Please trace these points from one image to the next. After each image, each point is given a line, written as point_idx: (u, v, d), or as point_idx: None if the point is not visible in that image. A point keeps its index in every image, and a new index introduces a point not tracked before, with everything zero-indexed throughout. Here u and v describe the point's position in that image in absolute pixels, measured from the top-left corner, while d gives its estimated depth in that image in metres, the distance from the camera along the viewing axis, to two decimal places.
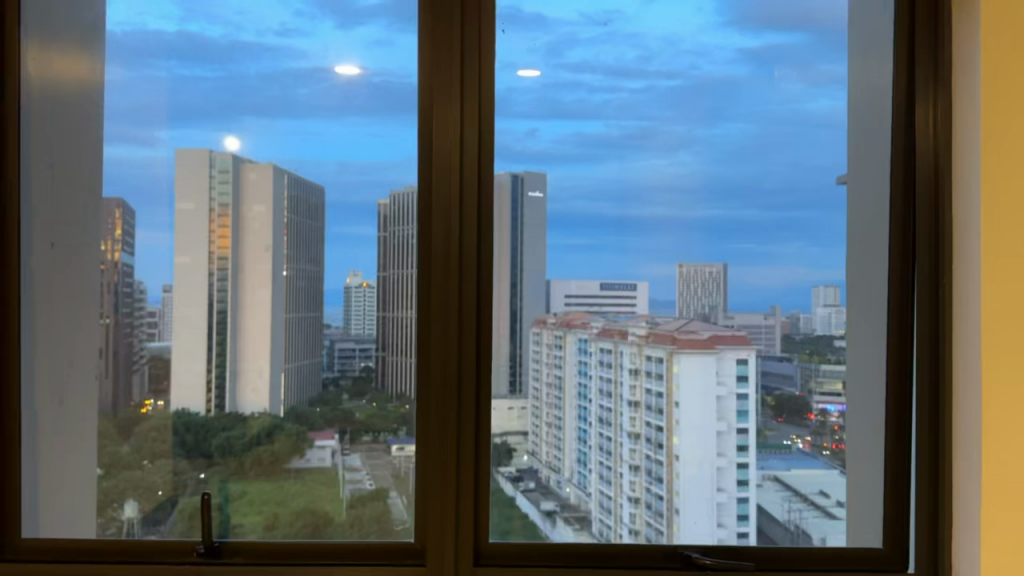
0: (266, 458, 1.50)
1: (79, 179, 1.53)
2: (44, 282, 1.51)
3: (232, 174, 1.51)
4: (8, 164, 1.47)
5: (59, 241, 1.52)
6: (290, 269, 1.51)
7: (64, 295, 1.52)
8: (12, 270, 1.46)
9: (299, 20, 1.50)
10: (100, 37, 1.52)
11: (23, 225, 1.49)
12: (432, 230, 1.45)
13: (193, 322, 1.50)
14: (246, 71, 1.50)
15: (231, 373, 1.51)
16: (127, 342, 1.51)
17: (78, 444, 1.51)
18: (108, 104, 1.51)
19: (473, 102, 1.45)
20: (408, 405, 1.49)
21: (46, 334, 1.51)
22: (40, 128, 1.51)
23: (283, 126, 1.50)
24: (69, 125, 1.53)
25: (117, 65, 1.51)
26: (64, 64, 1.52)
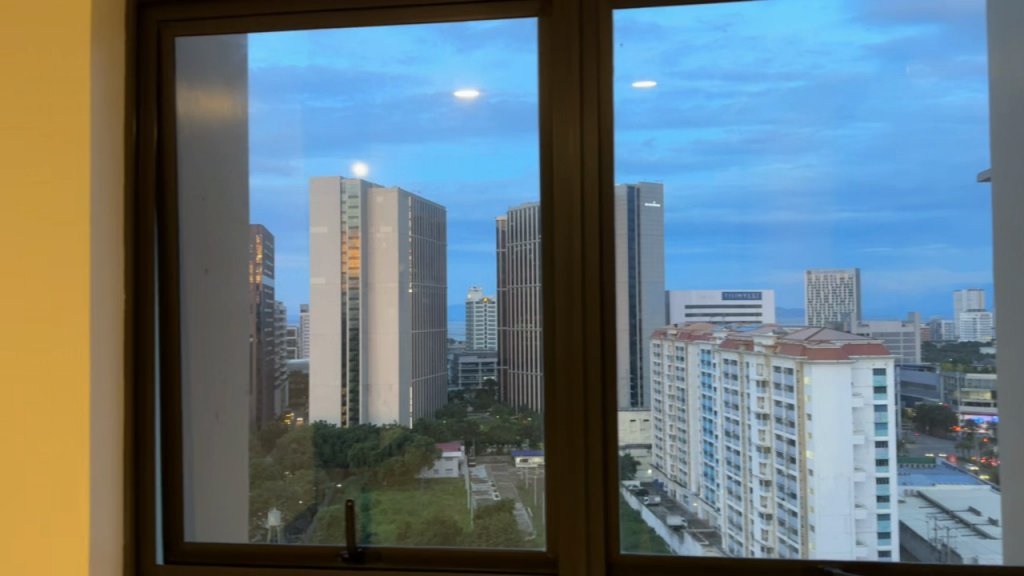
0: (397, 468, 1.56)
1: (230, 209, 1.64)
2: (197, 305, 1.63)
3: (361, 199, 1.59)
4: (169, 195, 1.61)
5: (211, 267, 1.64)
6: (416, 286, 1.58)
7: (215, 317, 1.64)
8: (172, 292, 1.60)
9: (421, 47, 1.57)
10: (241, 75, 1.64)
11: (182, 252, 1.62)
12: (556, 248, 1.47)
13: (328, 339, 1.60)
14: (373, 100, 1.58)
15: (364, 387, 1.59)
16: (269, 359, 1.62)
17: (230, 457, 1.62)
18: (248, 138, 1.63)
19: (592, 115, 1.47)
20: (531, 417, 1.52)
21: (200, 351, 1.63)
22: (194, 162, 1.65)
23: (407, 150, 1.57)
24: (215, 160, 1.66)
25: (255, 101, 1.63)
26: (210, 102, 1.66)
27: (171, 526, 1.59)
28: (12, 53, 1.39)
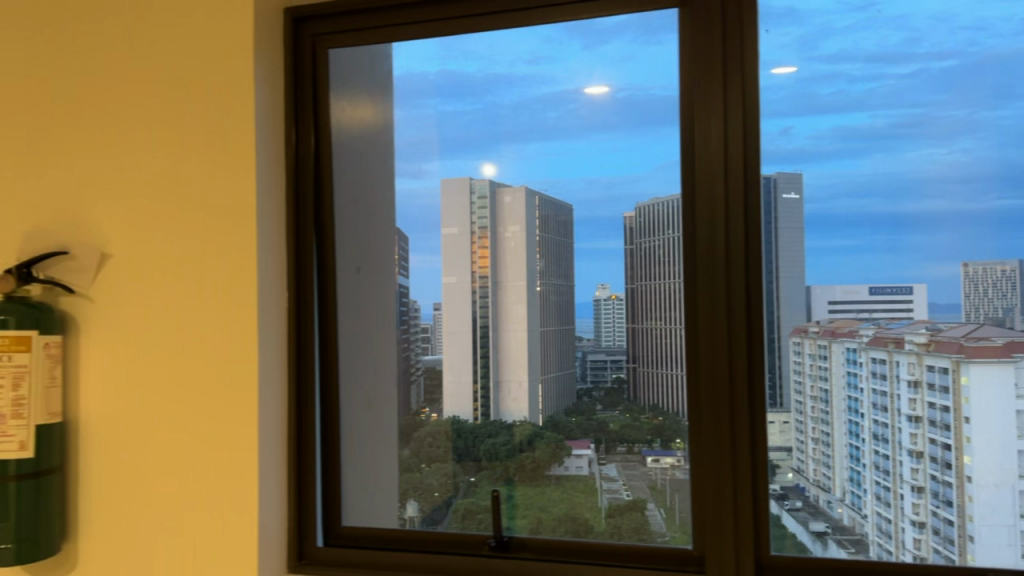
0: (528, 464, 1.58)
1: (379, 210, 1.72)
2: (346, 302, 1.68)
3: (489, 199, 1.62)
4: (326, 192, 1.64)
5: (363, 266, 1.71)
6: (543, 284, 1.59)
7: (364, 314, 1.71)
8: (331, 286, 1.64)
9: (548, 46, 1.57)
10: (383, 83, 1.71)
11: (339, 250, 1.66)
12: (697, 237, 1.43)
13: (460, 336, 1.64)
14: (501, 102, 1.61)
15: (494, 384, 1.62)
16: (405, 355, 1.69)
17: (379, 447, 1.70)
18: (390, 142, 1.71)
19: (736, 99, 1.41)
20: (661, 416, 1.50)
21: (349, 351, 1.69)
22: (345, 162, 1.70)
23: (535, 150, 1.59)
24: (357, 166, 1.73)
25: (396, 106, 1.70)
26: (353, 109, 1.73)
27: (329, 511, 1.63)
28: (150, 59, 1.41)
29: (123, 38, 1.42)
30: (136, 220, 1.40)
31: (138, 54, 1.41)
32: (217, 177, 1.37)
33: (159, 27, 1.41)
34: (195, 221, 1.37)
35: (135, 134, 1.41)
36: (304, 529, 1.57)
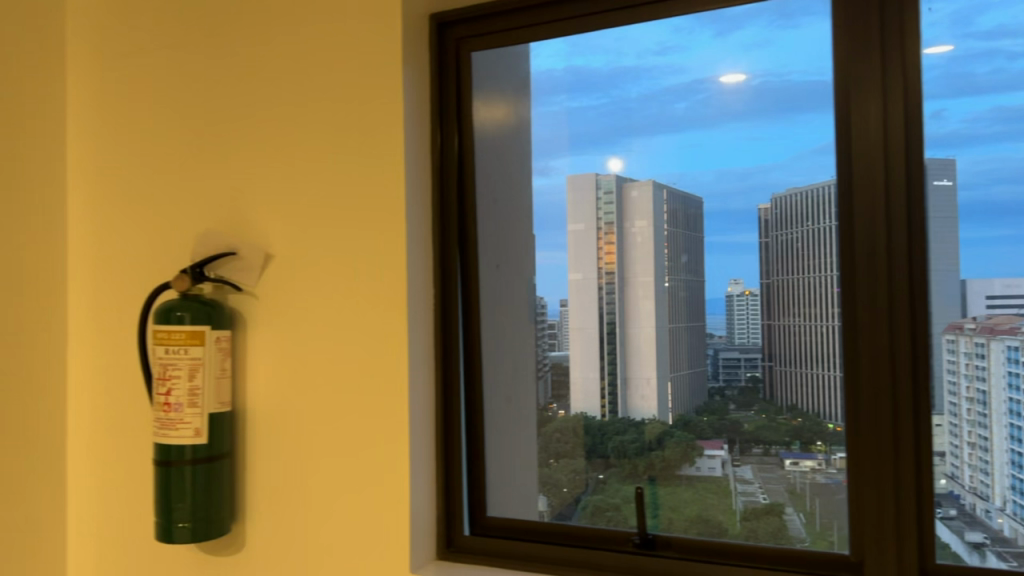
0: (658, 463, 1.56)
1: (522, 207, 1.72)
2: (488, 298, 1.70)
3: (616, 193, 1.61)
4: (468, 190, 1.67)
5: (503, 263, 1.72)
6: (671, 280, 1.56)
7: (504, 310, 1.72)
8: (473, 282, 1.67)
9: (678, 35, 1.54)
10: (519, 80, 1.71)
11: (481, 246, 1.69)
12: (857, 222, 1.36)
13: (588, 333, 1.64)
14: (629, 95, 1.59)
15: (622, 380, 1.61)
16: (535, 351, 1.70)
17: (517, 441, 1.71)
18: (522, 139, 1.73)
19: (898, 80, 1.34)
20: (800, 417, 1.44)
21: (492, 347, 1.69)
22: (486, 160, 1.71)
23: (664, 142, 1.56)
24: (496, 163, 1.73)
25: (527, 103, 1.72)
26: (489, 110, 1.72)
27: (476, 503, 1.64)
28: (293, 67, 1.48)
29: (272, 49, 1.50)
30: (289, 223, 1.47)
31: (290, 62, 1.48)
32: (356, 177, 1.42)
33: (306, 35, 1.47)
34: (336, 221, 1.43)
35: (280, 140, 1.49)
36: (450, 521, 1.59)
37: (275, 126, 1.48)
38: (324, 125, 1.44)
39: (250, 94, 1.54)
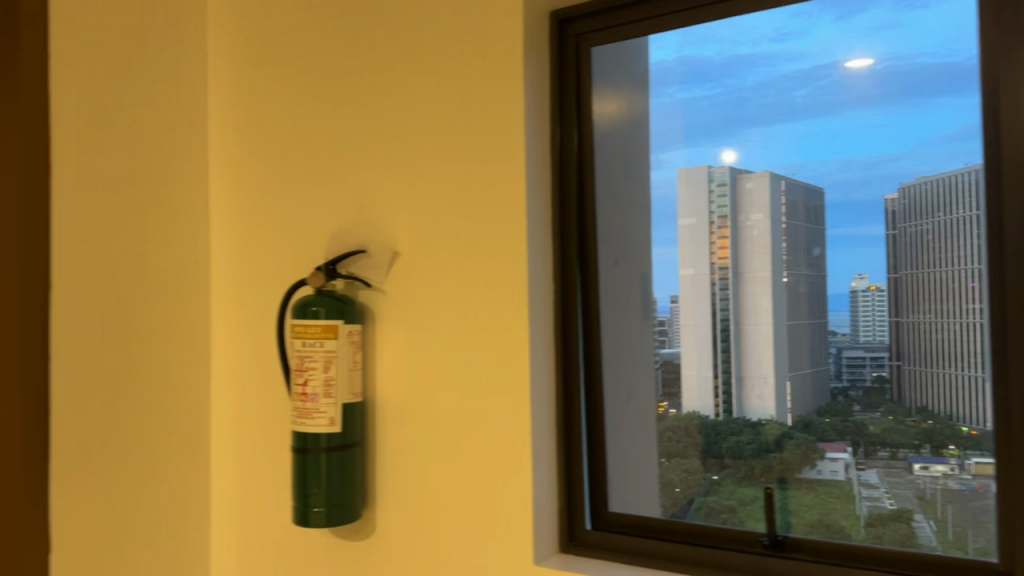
0: (769, 467, 1.00)
1: (642, 194, 1.12)
2: (612, 318, 1.12)
3: (730, 186, 1.05)
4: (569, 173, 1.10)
5: (625, 258, 1.13)
6: (790, 274, 1.00)
7: (624, 341, 1.12)
8: (593, 297, 1.10)
9: (794, 22, 1.00)
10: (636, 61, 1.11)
11: (594, 238, 1.11)
12: (1009, 197, 0.84)
13: (636, 383, 1.12)
14: (739, 83, 1.04)
15: (733, 382, 1.04)
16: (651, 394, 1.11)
17: None
18: (631, 132, 1.13)
19: None
20: (976, 430, 0.88)
21: (611, 328, 1.11)
22: (609, 132, 1.13)
23: (752, 127, 1.03)
24: (614, 136, 1.14)
25: (627, 94, 1.13)
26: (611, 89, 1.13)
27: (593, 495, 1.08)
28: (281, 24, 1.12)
29: (249, 16, 1.15)
30: (261, 225, 1.12)
31: (271, 31, 1.13)
32: (334, 160, 1.05)
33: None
34: (313, 205, 1.07)
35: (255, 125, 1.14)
36: (570, 507, 1.05)
37: (233, 83, 1.16)
38: (284, 82, 1.11)
39: (159, 32, 1.12)
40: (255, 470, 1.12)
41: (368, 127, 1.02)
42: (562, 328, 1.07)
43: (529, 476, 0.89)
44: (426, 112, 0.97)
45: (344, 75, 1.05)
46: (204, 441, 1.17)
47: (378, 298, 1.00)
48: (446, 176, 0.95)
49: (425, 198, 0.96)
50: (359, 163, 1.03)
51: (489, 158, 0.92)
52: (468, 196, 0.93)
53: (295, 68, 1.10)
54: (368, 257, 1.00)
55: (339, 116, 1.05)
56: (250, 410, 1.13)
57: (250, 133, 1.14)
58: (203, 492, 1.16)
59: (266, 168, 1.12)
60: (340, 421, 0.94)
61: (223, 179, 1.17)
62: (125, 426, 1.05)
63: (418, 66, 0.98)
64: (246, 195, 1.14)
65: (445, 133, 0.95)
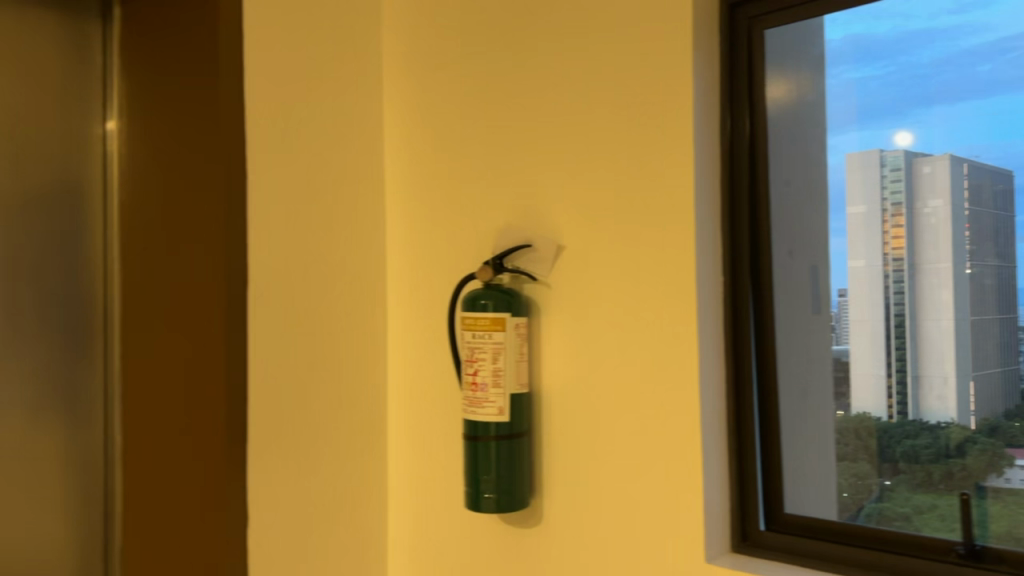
0: (950, 475, 0.83)
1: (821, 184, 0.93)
2: (790, 328, 0.93)
3: (908, 171, 0.87)
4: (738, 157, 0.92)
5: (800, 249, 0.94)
6: (976, 262, 0.83)
7: (801, 357, 0.93)
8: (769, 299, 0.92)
9: None
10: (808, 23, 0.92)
11: (752, 227, 0.92)
12: None
13: (809, 398, 0.93)
14: (912, 54, 0.87)
15: (912, 383, 0.86)
16: (819, 407, 0.93)
17: None
18: (784, 113, 0.94)
19: None
20: None
21: (790, 322, 0.93)
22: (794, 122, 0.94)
23: (934, 104, 0.85)
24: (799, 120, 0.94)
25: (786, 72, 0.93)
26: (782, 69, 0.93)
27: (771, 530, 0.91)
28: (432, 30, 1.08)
29: (396, 27, 1.12)
30: (423, 237, 1.08)
31: (419, 37, 1.10)
32: (501, 168, 1.01)
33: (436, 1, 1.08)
34: (478, 214, 1.02)
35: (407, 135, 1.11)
36: (741, 503, 0.91)
37: (408, 68, 1.11)
38: (459, 66, 1.05)
39: (347, 39, 1.08)
40: (432, 463, 1.06)
41: (547, 114, 0.96)
42: (731, 306, 0.91)
43: (699, 484, 0.84)
44: (612, 97, 0.91)
45: (529, 57, 0.98)
46: (380, 468, 1.11)
47: (542, 291, 0.98)
48: (627, 165, 0.89)
49: (608, 189, 0.91)
50: (538, 151, 0.97)
51: (673, 148, 0.86)
52: (648, 195, 0.88)
53: (473, 50, 1.04)
54: (535, 251, 0.97)
55: (520, 101, 0.99)
56: (425, 399, 1.07)
57: (427, 118, 1.08)
58: (379, 522, 1.10)
59: (442, 155, 1.07)
60: (509, 410, 0.95)
61: (399, 166, 1.11)
62: (316, 446, 1.02)
63: (607, 45, 0.91)
64: (425, 181, 1.08)
65: (629, 118, 0.89)
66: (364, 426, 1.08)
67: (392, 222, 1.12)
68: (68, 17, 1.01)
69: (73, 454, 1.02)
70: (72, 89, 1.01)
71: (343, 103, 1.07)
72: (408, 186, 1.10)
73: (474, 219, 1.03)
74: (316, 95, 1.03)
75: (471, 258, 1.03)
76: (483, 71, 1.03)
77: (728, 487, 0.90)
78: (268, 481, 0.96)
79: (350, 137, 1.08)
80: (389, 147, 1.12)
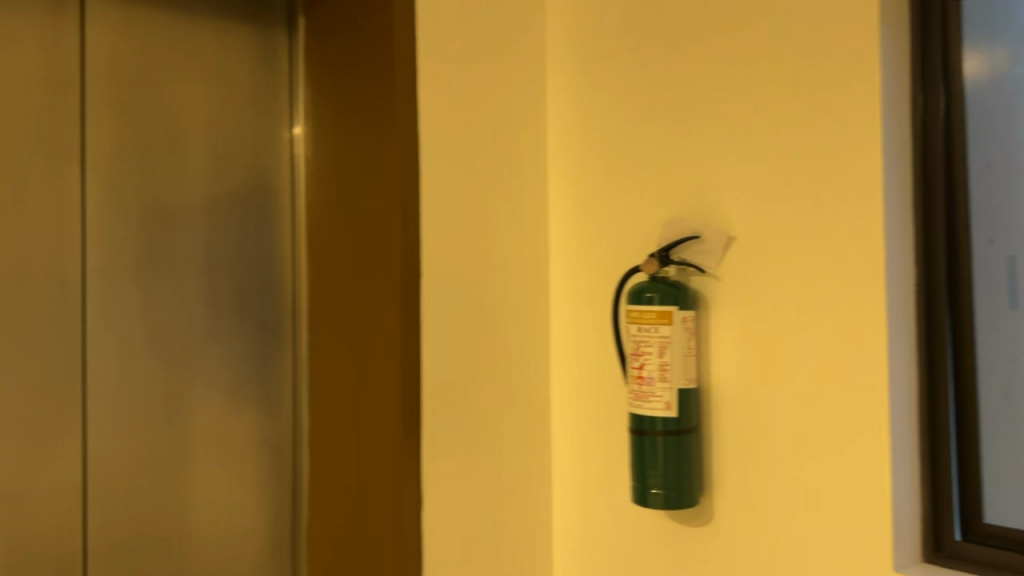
0: None
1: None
2: (988, 326, 0.84)
3: None
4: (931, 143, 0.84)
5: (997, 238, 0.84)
6: None
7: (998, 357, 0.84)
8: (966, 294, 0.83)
9: None
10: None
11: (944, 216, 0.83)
12: None
13: (1008, 402, 0.84)
14: None
15: None
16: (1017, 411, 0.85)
17: None
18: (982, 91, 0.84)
19: None
20: None
21: (988, 318, 0.84)
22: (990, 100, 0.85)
23: None
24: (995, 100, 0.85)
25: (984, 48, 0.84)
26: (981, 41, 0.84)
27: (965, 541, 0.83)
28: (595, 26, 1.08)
29: (559, 24, 1.13)
30: (583, 233, 1.08)
31: (582, 33, 1.10)
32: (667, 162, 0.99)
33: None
34: (642, 209, 1.01)
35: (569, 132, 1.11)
36: (933, 511, 0.84)
37: (570, 64, 1.11)
38: (625, 59, 1.04)
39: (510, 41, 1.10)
40: (599, 457, 1.05)
41: (718, 102, 0.94)
42: (923, 301, 0.83)
43: (887, 486, 0.79)
44: (790, 80, 0.87)
45: (698, 45, 0.96)
46: (545, 462, 1.12)
47: (711, 284, 0.95)
48: (807, 151, 0.85)
49: (786, 177, 0.87)
50: (708, 141, 0.94)
51: (858, 134, 0.81)
52: (829, 183, 0.83)
53: (640, 41, 1.02)
54: (701, 243, 0.95)
55: (689, 91, 0.97)
56: (589, 393, 1.07)
57: (592, 111, 1.07)
58: (544, 515, 1.12)
59: (607, 149, 1.06)
60: (677, 405, 0.93)
61: (560, 161, 1.12)
62: (483, 437, 1.04)
63: (787, 26, 0.87)
64: (588, 176, 1.08)
65: (808, 104, 0.85)
66: (530, 418, 1.10)
67: (556, 216, 1.12)
68: (260, 33, 1.10)
69: (265, 436, 1.10)
70: (263, 99, 1.09)
71: (509, 100, 1.09)
72: (570, 182, 1.10)
73: (641, 212, 1.01)
74: (483, 93, 1.05)
75: (636, 251, 1.01)
76: (651, 62, 1.01)
77: (920, 495, 0.83)
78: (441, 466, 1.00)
79: (516, 133, 1.09)
80: (552, 142, 1.13)
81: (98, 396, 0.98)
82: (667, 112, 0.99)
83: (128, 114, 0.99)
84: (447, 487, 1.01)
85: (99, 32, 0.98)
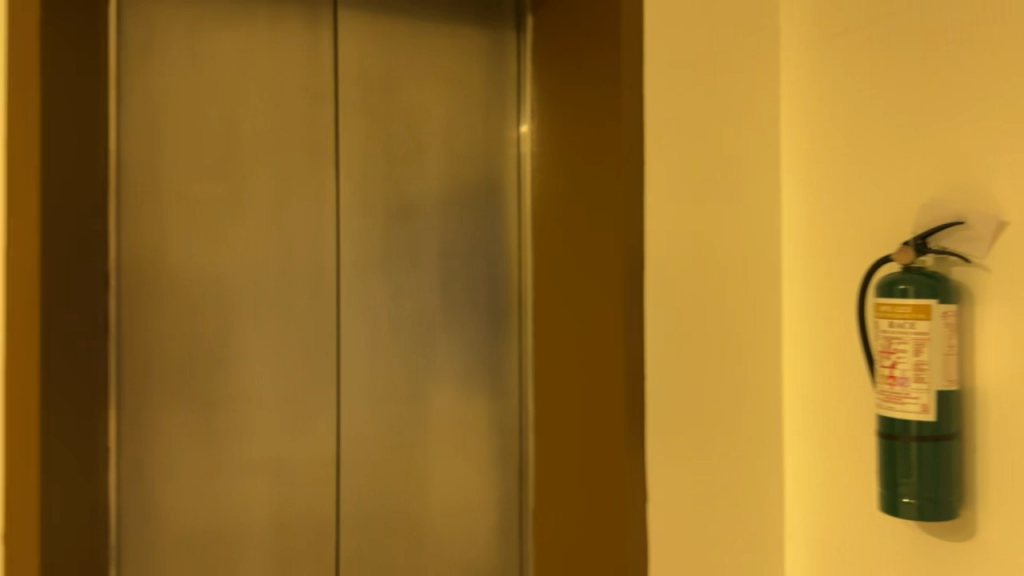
0: None
1: None
2: None
3: None
4: None
5: None
6: None
7: None
8: None
9: None
10: None
11: None
12: None
13: None
14: None
15: None
16: None
17: None
18: None
19: None
20: None
21: None
22: None
23: None
24: None
25: None
26: None
27: None
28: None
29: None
30: (823, 221, 1.00)
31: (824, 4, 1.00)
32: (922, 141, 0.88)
33: None
34: (890, 195, 0.92)
35: (807, 113, 1.03)
36: None
37: (810, 39, 1.03)
38: (874, 29, 0.94)
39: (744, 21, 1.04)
40: (840, 461, 0.98)
41: (990, 69, 0.81)
42: None
43: None
44: None
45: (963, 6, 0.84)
46: (778, 463, 1.06)
47: (978, 275, 0.83)
48: None
49: None
50: (979, 113, 0.82)
51: None
52: None
53: (893, 7, 0.91)
54: (969, 230, 0.83)
55: (955, 58, 0.85)
56: (829, 393, 1.00)
57: (833, 89, 0.99)
58: (775, 520, 1.06)
59: (850, 129, 0.97)
60: (936, 409, 0.82)
61: (798, 144, 1.04)
62: (710, 435, 1.01)
63: None
64: (827, 159, 1.00)
65: None
66: (759, 413, 1.05)
67: (790, 202, 1.05)
68: (491, 33, 1.14)
69: (495, 422, 1.14)
70: (492, 97, 1.13)
71: (738, 81, 1.03)
72: (808, 166, 1.03)
73: (890, 197, 0.92)
74: (710, 77, 1.02)
75: (885, 241, 0.92)
76: (905, 30, 0.90)
77: None
78: (668, 461, 0.98)
79: (744, 117, 1.04)
80: (788, 125, 1.06)
81: (350, 379, 1.07)
82: (924, 84, 0.88)
83: (373, 119, 1.07)
84: (672, 485, 0.98)
85: (350, 44, 1.06)
